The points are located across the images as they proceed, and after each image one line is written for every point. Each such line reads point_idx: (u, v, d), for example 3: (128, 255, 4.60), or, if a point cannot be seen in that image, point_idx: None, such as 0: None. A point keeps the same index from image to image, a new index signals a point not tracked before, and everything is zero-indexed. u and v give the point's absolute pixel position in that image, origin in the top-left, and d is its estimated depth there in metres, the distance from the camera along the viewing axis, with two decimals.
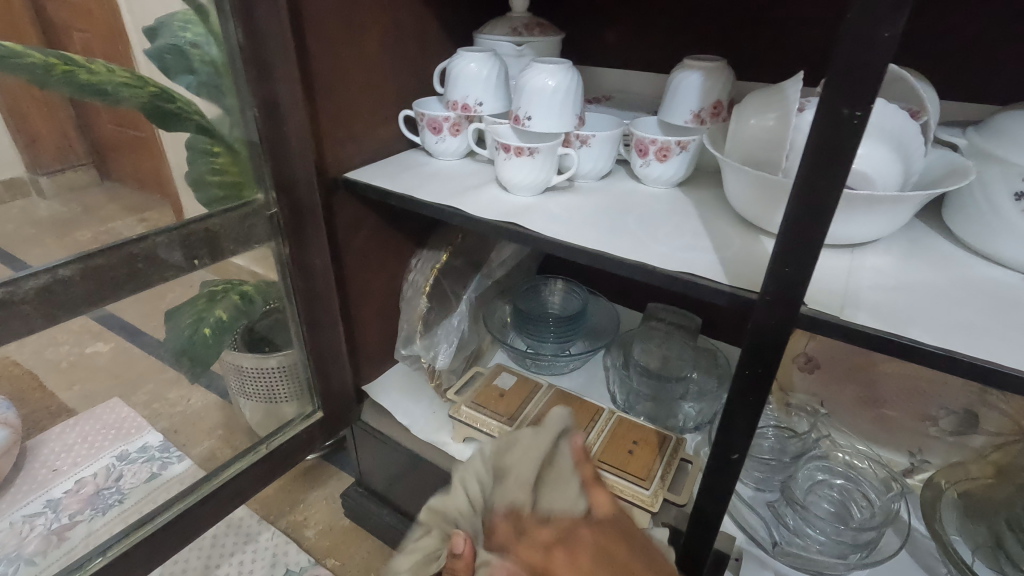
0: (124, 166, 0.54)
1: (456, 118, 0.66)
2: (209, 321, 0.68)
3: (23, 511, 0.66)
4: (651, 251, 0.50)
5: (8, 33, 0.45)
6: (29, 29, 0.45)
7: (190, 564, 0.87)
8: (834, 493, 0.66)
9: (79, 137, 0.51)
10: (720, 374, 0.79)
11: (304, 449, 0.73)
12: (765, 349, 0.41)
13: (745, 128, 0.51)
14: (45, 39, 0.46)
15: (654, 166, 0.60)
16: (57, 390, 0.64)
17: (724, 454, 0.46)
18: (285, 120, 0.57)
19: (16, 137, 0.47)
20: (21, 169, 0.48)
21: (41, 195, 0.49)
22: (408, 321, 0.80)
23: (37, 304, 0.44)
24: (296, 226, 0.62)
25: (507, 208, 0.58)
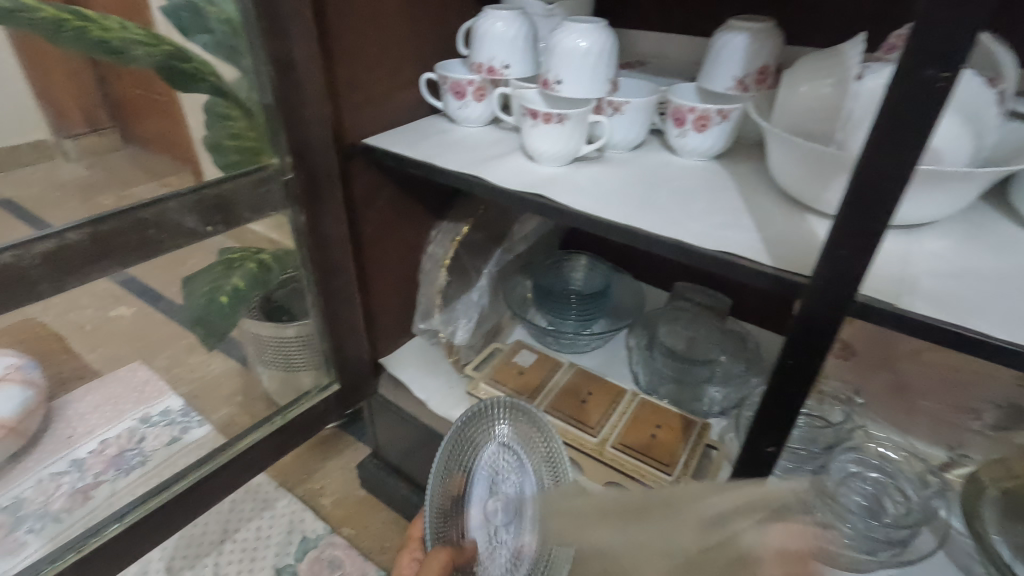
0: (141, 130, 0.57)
1: (480, 82, 0.63)
2: (226, 289, 0.65)
3: (50, 469, 0.67)
4: (685, 228, 0.46)
5: None
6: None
7: (209, 528, 0.89)
8: (868, 486, 0.63)
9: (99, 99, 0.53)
10: (748, 358, 0.76)
11: (321, 421, 0.72)
12: (810, 338, 0.38)
13: (795, 96, 0.47)
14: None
15: (691, 137, 0.56)
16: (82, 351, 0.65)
17: (758, 447, 0.43)
18: (301, 81, 0.53)
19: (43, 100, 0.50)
20: (47, 131, 0.52)
21: (67, 157, 0.53)
22: (426, 295, 0.78)
23: (46, 270, 0.43)
24: (312, 192, 0.59)
25: (532, 178, 0.55)
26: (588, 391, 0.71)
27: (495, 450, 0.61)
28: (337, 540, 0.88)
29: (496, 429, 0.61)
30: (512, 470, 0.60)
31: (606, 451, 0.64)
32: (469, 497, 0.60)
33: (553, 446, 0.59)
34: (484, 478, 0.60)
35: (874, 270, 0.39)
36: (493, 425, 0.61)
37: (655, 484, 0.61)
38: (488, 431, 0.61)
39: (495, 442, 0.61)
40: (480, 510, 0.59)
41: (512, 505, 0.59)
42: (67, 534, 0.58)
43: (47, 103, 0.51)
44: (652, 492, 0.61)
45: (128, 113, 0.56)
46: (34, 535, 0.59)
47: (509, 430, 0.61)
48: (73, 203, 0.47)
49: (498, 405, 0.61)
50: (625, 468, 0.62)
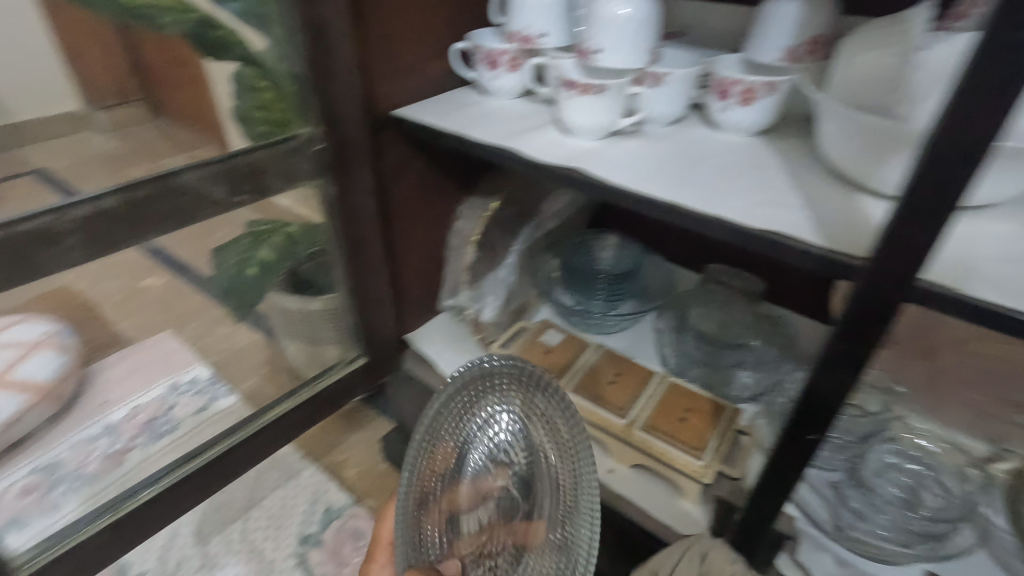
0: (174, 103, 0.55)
1: (514, 51, 0.61)
2: (255, 261, 0.68)
3: (83, 434, 0.69)
4: (728, 205, 0.44)
5: None
6: None
7: (236, 495, 0.91)
8: (905, 479, 0.61)
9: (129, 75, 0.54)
10: (782, 344, 0.74)
11: (347, 394, 0.72)
12: (862, 321, 0.36)
13: (852, 67, 0.44)
14: None
15: (735, 111, 0.54)
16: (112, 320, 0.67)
17: (798, 435, 0.41)
18: (334, 48, 0.52)
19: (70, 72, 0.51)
20: (78, 104, 0.53)
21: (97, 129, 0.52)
22: (454, 271, 0.77)
23: (81, 237, 0.43)
24: (342, 163, 0.58)
25: (566, 152, 0.53)
26: (616, 372, 0.70)
27: (484, 429, 0.54)
28: (360, 512, 0.89)
29: (496, 402, 0.54)
30: (513, 448, 0.53)
31: (634, 434, 0.63)
32: (454, 474, 0.54)
33: (561, 425, 0.51)
34: (479, 453, 0.54)
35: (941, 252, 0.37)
36: (493, 397, 0.54)
37: (684, 469, 0.60)
38: (487, 401, 0.54)
39: (493, 415, 0.54)
40: (471, 489, 0.54)
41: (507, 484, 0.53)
42: (99, 497, 0.60)
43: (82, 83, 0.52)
44: (680, 475, 0.60)
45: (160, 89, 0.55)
46: (69, 497, 0.61)
47: (511, 405, 0.53)
48: (101, 172, 0.47)
49: (497, 377, 0.53)
50: (655, 453, 0.61)
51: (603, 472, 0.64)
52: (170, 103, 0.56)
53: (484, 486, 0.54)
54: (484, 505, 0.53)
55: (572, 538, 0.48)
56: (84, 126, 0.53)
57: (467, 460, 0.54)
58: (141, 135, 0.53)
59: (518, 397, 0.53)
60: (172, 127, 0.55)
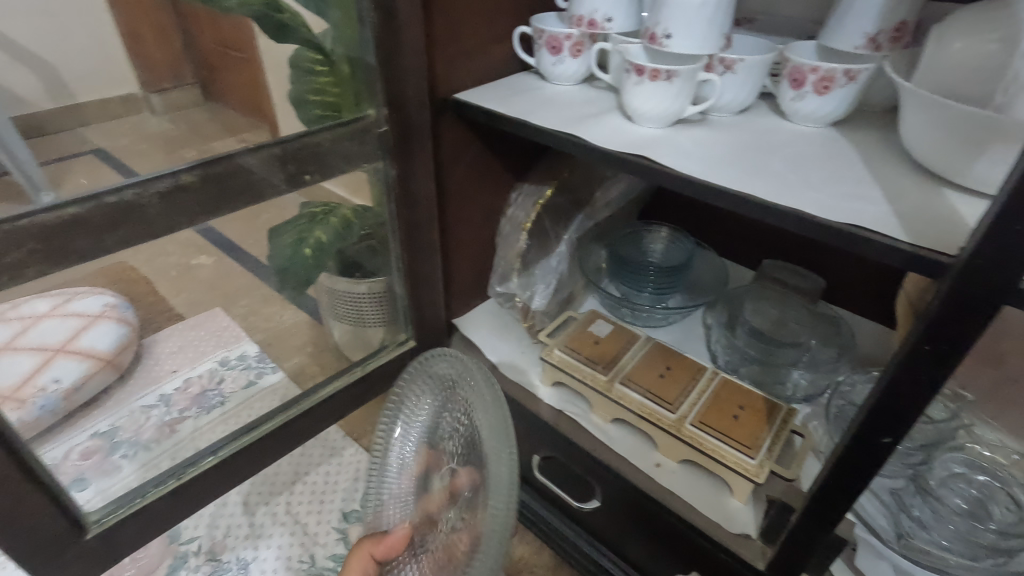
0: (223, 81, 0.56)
1: (579, 36, 0.60)
2: (310, 243, 0.68)
3: (143, 402, 0.82)
4: (805, 197, 0.43)
5: None
6: None
7: (282, 469, 0.94)
8: (972, 490, 0.58)
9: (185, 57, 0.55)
10: (840, 345, 0.71)
11: (394, 376, 0.73)
12: (955, 320, 0.34)
13: (946, 54, 0.42)
14: None
15: (809, 100, 0.52)
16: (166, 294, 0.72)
17: (872, 438, 0.40)
18: (402, 30, 0.52)
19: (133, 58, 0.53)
20: (137, 87, 0.55)
21: (152, 112, 0.54)
22: (504, 258, 0.77)
23: (161, 209, 0.44)
24: (404, 145, 0.58)
25: (631, 139, 0.52)
26: (666, 365, 0.69)
27: (443, 428, 0.56)
28: None
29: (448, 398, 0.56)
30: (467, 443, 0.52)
31: (684, 428, 0.62)
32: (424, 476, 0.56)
33: (477, 394, 0.51)
34: (445, 456, 0.54)
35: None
36: (447, 394, 0.56)
37: (735, 467, 0.58)
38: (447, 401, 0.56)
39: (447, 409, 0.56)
40: (440, 494, 0.52)
41: (456, 477, 0.51)
42: (155, 463, 0.64)
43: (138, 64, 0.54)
44: (731, 473, 0.59)
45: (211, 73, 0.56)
46: (127, 460, 0.66)
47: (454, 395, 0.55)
48: (174, 149, 0.49)
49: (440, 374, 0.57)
50: (706, 449, 0.60)
51: (651, 465, 0.65)
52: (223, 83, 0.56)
53: (443, 484, 0.52)
54: (445, 506, 0.51)
55: (488, 522, 0.42)
56: (144, 107, 0.54)
57: (438, 464, 0.55)
58: (194, 116, 0.54)
59: (462, 388, 0.54)
60: (225, 107, 0.54)
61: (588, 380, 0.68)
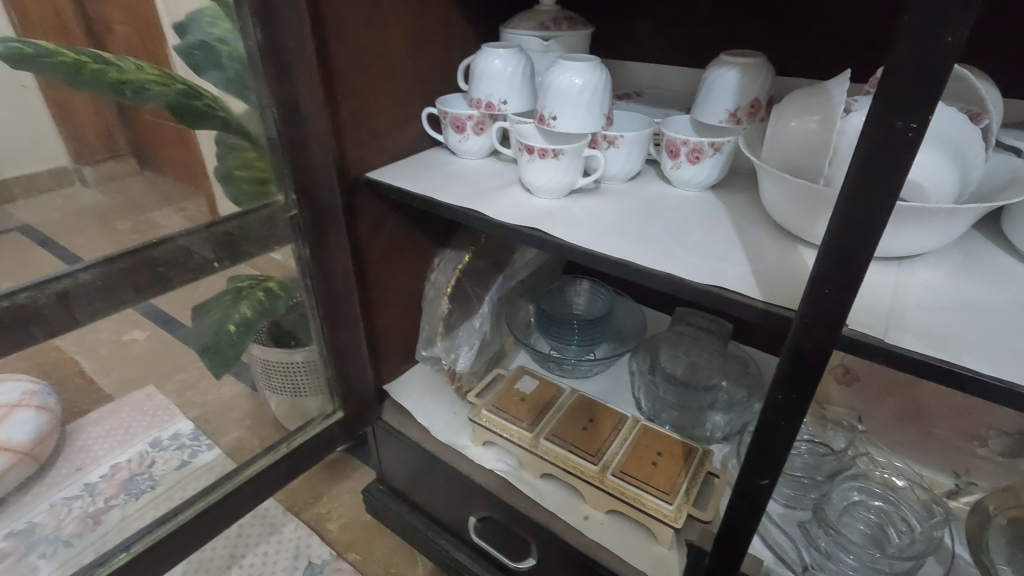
0: (165, 159, 0.59)
1: (479, 117, 0.64)
2: (235, 318, 0.68)
3: (63, 494, 0.79)
4: (680, 261, 0.47)
5: (56, 30, 0.49)
6: (73, 24, 0.50)
7: (217, 553, 0.89)
8: (871, 516, 0.62)
9: (121, 131, 0.56)
10: (751, 384, 0.76)
11: (325, 448, 0.72)
12: (798, 371, 0.38)
13: (785, 131, 0.48)
14: (90, 37, 0.51)
15: (686, 168, 0.58)
16: (97, 375, 0.73)
17: (752, 481, 0.43)
18: (306, 121, 0.55)
19: (64, 132, 0.53)
20: (65, 159, 0.54)
21: (85, 183, 0.56)
22: (429, 323, 0.80)
23: (59, 307, 0.45)
24: (316, 226, 0.60)
25: (529, 211, 0.56)
26: (590, 417, 0.71)
27: None
28: (343, 566, 0.87)
29: None
30: None
31: (606, 479, 0.64)
32: None
33: None
34: None
35: (858, 304, 0.40)
36: None
37: (656, 514, 0.60)
38: None
39: None
40: None
41: None
42: (75, 556, 0.64)
43: (70, 142, 0.54)
44: (652, 520, 0.61)
45: (153, 150, 0.58)
46: (46, 558, 0.68)
47: None
48: (95, 234, 0.52)
49: None
50: (627, 497, 0.62)
51: (579, 518, 0.66)
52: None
53: None
54: None
55: None
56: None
57: None
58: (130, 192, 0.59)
59: None
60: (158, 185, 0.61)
61: (515, 439, 0.70)
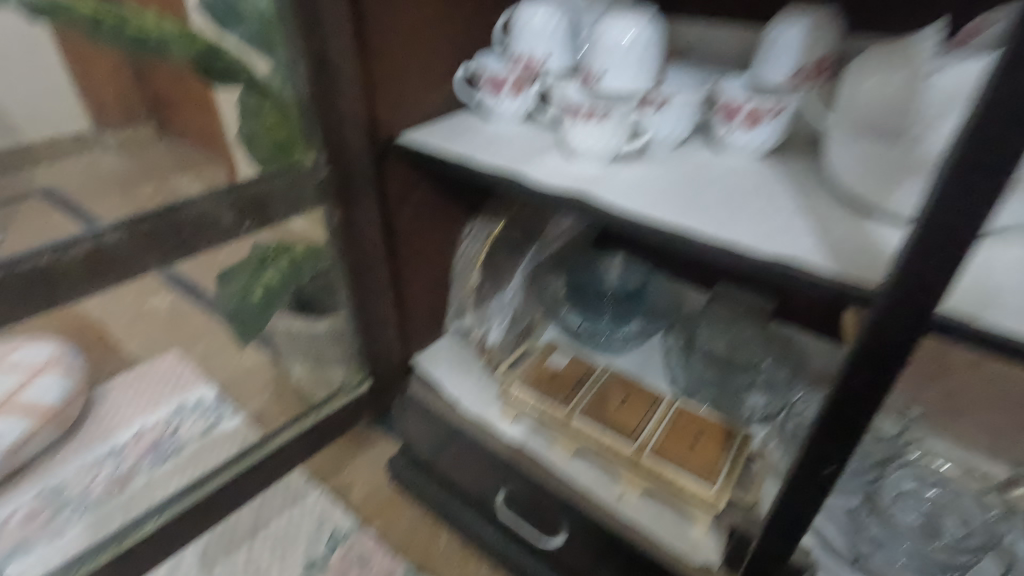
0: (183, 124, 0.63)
1: (517, 75, 0.60)
2: (260, 286, 0.67)
3: (92, 456, 0.78)
4: (737, 232, 0.44)
5: None
6: None
7: (241, 520, 0.90)
8: (923, 506, 0.59)
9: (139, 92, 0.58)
10: (793, 365, 0.73)
11: (352, 420, 0.71)
12: (877, 353, 0.34)
13: (859, 91, 0.43)
14: None
15: (738, 135, 0.54)
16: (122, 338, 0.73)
17: (816, 468, 0.40)
18: (337, 77, 0.51)
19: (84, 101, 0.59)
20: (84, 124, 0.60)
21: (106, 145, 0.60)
22: (459, 293, 0.79)
23: (84, 270, 0.43)
24: (345, 190, 0.57)
25: (572, 176, 0.53)
26: (625, 395, 0.69)
27: None
28: (366, 536, 0.87)
29: None
30: None
31: (643, 459, 0.61)
32: None
33: None
34: None
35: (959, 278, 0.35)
36: None
37: (696, 495, 0.58)
38: None
39: None
40: None
41: None
42: (104, 520, 0.64)
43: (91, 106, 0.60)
44: (691, 502, 0.59)
45: (169, 114, 0.63)
46: (75, 521, 0.66)
47: None
48: (123, 196, 0.50)
49: None
50: (666, 478, 0.60)
51: (613, 497, 0.64)
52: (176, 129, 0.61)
53: None
54: None
55: None
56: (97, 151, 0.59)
57: None
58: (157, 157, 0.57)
59: None
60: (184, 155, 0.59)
61: (547, 414, 0.68)
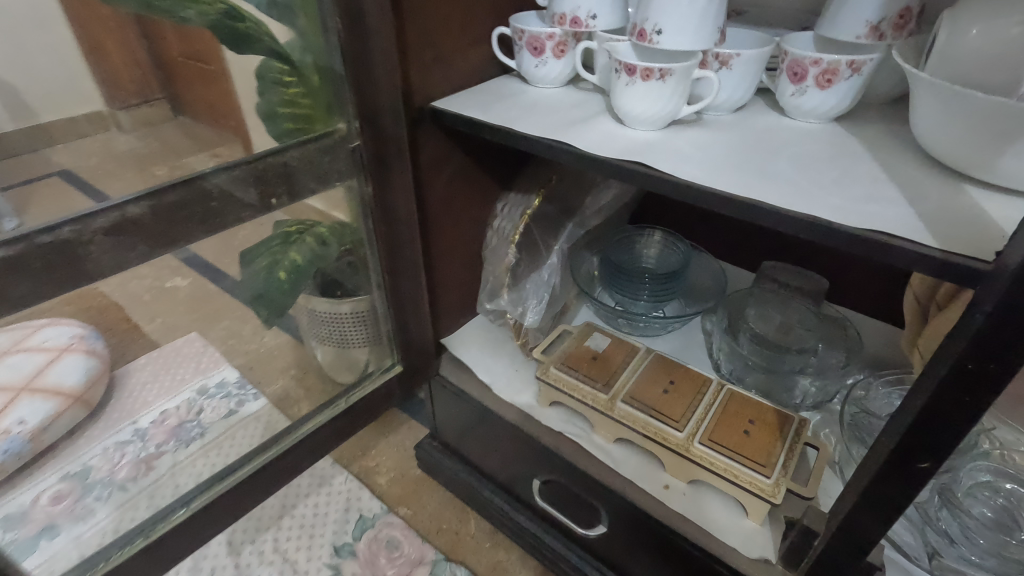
0: (192, 96, 0.55)
1: (562, 35, 0.56)
2: (284, 264, 0.63)
3: (116, 438, 0.77)
4: (819, 201, 0.39)
5: None
6: None
7: (267, 504, 0.88)
8: (999, 499, 0.56)
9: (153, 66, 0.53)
10: (850, 348, 0.68)
11: (383, 404, 0.68)
12: (1001, 334, 0.30)
13: (962, 42, 0.39)
14: None
15: (811, 95, 0.49)
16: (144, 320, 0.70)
17: (909, 463, 0.36)
18: (371, 38, 0.47)
19: (93, 73, 0.51)
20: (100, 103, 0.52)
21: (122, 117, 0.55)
22: (493, 273, 0.74)
23: (106, 245, 0.40)
24: (378, 162, 0.53)
25: (624, 143, 0.49)
26: (669, 380, 0.65)
27: None
28: (395, 520, 0.85)
29: None
30: None
31: (693, 448, 0.58)
32: None
33: None
34: None
35: None
36: None
37: (751, 487, 0.55)
38: None
39: None
40: None
41: None
42: (132, 505, 0.63)
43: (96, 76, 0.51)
44: (746, 494, 0.55)
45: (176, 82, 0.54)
46: (102, 502, 0.67)
47: None
48: (148, 169, 0.47)
49: None
50: (718, 468, 0.57)
51: (659, 487, 0.61)
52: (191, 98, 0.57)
53: None
54: None
55: None
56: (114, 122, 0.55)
57: None
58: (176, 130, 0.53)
59: None
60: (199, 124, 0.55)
61: (587, 400, 0.64)
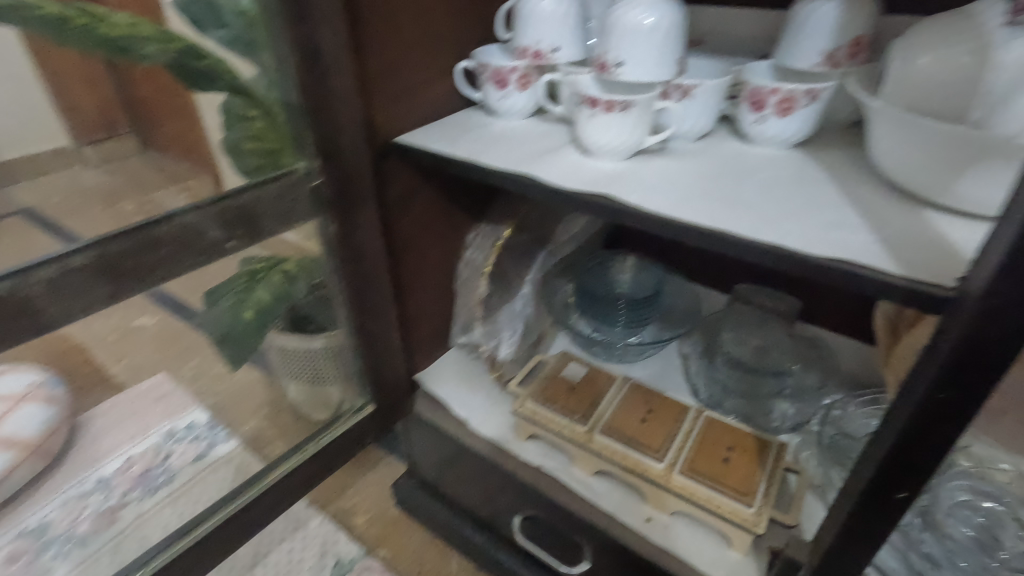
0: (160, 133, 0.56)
1: (525, 68, 0.56)
2: (250, 304, 0.61)
3: (77, 489, 0.72)
4: (784, 230, 0.39)
5: None
6: None
7: (239, 552, 0.84)
8: (979, 518, 0.56)
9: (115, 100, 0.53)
10: (824, 368, 0.69)
11: (357, 445, 0.66)
12: (968, 363, 0.30)
13: (912, 70, 0.40)
14: None
15: (771, 122, 0.49)
16: (107, 364, 0.67)
17: (887, 494, 0.36)
18: (329, 75, 0.47)
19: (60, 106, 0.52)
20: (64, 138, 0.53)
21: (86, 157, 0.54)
22: (466, 307, 0.72)
23: (50, 298, 0.38)
24: (342, 199, 0.52)
25: (590, 175, 0.48)
26: (647, 409, 0.64)
27: None
28: (373, 564, 0.82)
29: None
30: None
31: (673, 479, 0.57)
32: None
33: None
34: None
35: None
36: None
37: (733, 518, 0.54)
38: None
39: None
40: None
41: None
42: (94, 561, 0.60)
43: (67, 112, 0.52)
44: (729, 525, 0.54)
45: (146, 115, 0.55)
46: (61, 561, 0.63)
47: None
48: (104, 212, 0.45)
49: None
50: (700, 499, 0.56)
51: (641, 520, 0.59)
52: (157, 135, 0.56)
53: None
54: None
55: None
56: (76, 160, 0.54)
57: None
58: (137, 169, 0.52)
59: None
60: (161, 163, 0.54)
61: (565, 432, 0.63)
